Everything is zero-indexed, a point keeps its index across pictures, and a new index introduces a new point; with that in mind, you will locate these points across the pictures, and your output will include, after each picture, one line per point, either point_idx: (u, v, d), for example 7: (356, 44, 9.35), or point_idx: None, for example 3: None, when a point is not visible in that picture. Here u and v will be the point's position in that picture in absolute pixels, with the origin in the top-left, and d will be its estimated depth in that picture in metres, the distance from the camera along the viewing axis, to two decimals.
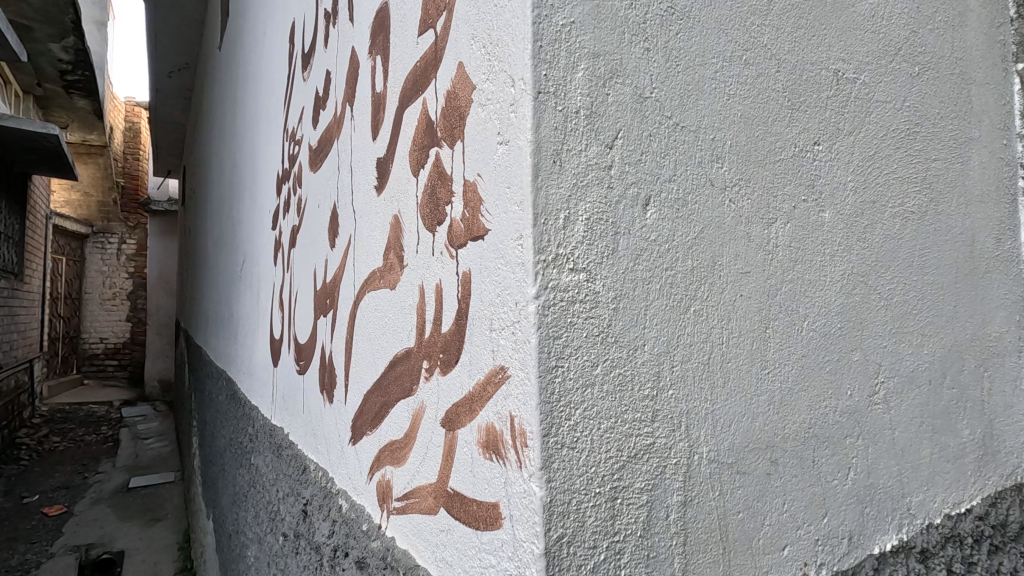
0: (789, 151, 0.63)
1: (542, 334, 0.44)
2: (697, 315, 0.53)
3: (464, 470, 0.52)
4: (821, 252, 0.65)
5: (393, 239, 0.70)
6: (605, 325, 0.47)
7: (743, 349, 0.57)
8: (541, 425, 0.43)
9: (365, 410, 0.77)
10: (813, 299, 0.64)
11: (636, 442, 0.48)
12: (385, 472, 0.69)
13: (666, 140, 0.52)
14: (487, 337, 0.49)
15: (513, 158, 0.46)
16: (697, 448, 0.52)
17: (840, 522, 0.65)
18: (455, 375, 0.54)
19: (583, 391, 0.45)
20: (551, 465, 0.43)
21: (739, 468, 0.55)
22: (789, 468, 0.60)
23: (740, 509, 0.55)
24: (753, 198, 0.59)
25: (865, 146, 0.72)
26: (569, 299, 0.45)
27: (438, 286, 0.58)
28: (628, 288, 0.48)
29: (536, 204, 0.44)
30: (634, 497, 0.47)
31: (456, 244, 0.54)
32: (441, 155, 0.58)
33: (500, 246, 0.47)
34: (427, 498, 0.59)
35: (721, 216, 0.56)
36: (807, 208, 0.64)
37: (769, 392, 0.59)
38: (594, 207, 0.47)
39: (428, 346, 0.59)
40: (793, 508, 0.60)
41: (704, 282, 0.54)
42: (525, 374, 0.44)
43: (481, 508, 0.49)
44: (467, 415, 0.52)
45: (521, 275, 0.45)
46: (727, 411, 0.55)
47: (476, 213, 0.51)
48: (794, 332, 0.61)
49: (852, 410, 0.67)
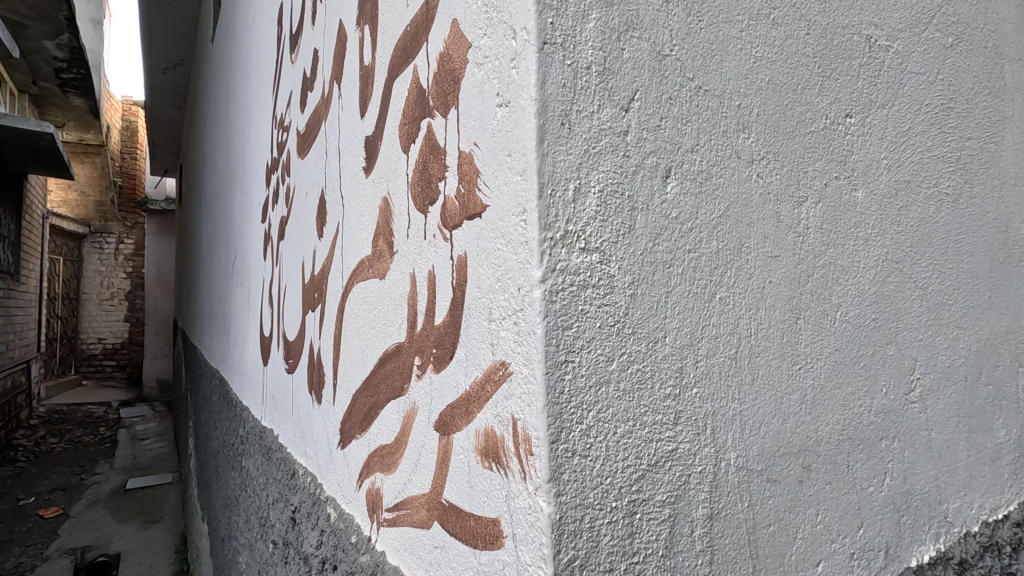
0: (820, 123, 0.56)
1: (550, 323, 0.37)
2: (723, 303, 0.47)
3: (460, 481, 0.46)
4: (854, 235, 0.59)
5: (383, 224, 0.63)
6: (622, 314, 0.41)
7: (773, 342, 0.51)
8: (548, 431, 0.37)
9: (353, 412, 0.70)
10: (845, 287, 0.58)
11: (656, 448, 0.42)
12: (375, 479, 0.63)
13: (688, 105, 0.46)
14: (485, 328, 0.43)
15: (515, 121, 0.40)
16: (724, 455, 0.46)
17: (875, 534, 0.59)
18: (450, 373, 0.48)
19: (597, 390, 0.39)
20: (561, 477, 0.37)
21: (769, 476, 0.49)
22: (823, 475, 0.54)
23: (771, 522, 0.49)
24: (783, 174, 0.53)
25: (899, 122, 0.66)
26: (580, 283, 0.39)
27: (431, 273, 0.52)
28: (646, 271, 0.42)
29: (542, 172, 0.38)
30: (655, 511, 0.41)
31: (451, 225, 0.48)
32: (433, 127, 0.52)
33: (500, 223, 0.41)
34: (420, 510, 0.52)
35: (748, 192, 0.50)
36: (839, 185, 0.58)
37: (801, 389, 0.53)
38: (608, 177, 0.41)
39: (420, 341, 0.53)
40: (827, 519, 0.54)
41: (730, 266, 0.48)
42: (530, 370, 0.38)
43: (480, 525, 0.43)
44: (464, 418, 0.46)
45: (523, 255, 0.39)
46: (756, 412, 0.49)
47: (472, 189, 0.45)
48: (826, 323, 0.55)
49: (888, 409, 0.61)
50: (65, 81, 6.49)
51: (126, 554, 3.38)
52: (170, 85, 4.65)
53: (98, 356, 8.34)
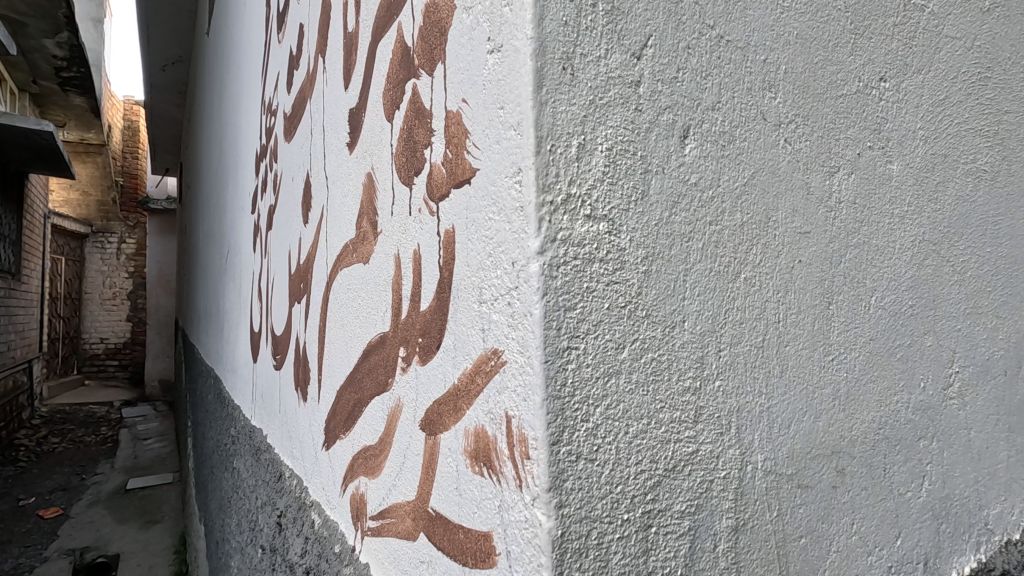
0: (852, 86, 0.50)
1: (549, 303, 0.31)
2: (748, 284, 0.41)
3: (448, 488, 0.40)
4: (889, 213, 0.53)
5: (367, 203, 0.58)
6: (634, 294, 0.35)
7: (804, 329, 0.45)
8: (548, 431, 0.31)
9: (338, 410, 0.65)
10: (880, 270, 0.52)
11: (675, 450, 0.36)
12: (359, 484, 0.57)
13: (708, 56, 0.40)
14: (475, 311, 0.37)
15: (507, 67, 0.34)
16: (750, 457, 0.40)
17: (914, 544, 0.53)
18: (437, 365, 0.42)
19: (606, 381, 0.33)
20: (563, 485, 0.31)
21: (801, 481, 0.43)
22: (858, 480, 0.48)
23: (803, 534, 0.43)
24: (813, 141, 0.47)
25: (934, 89, 0.59)
26: (586, 256, 0.33)
27: (416, 253, 0.46)
28: (662, 245, 0.36)
29: (540, 124, 0.32)
30: (673, 523, 0.35)
31: (437, 196, 0.42)
32: (418, 87, 0.46)
33: (490, 187, 0.35)
34: (405, 520, 0.47)
35: (775, 158, 0.44)
36: (873, 156, 0.52)
37: (833, 383, 0.47)
38: (617, 134, 0.35)
39: (405, 330, 0.47)
40: (863, 530, 0.48)
41: (758, 241, 0.42)
42: (526, 359, 0.32)
43: (470, 539, 0.37)
44: (452, 415, 0.40)
45: (518, 222, 0.33)
46: (785, 408, 0.43)
47: (460, 151, 0.39)
48: (860, 309, 0.49)
49: (925, 406, 0.55)
50: (66, 80, 6.42)
51: (125, 555, 3.33)
52: (169, 84, 4.59)
53: (99, 356, 8.30)
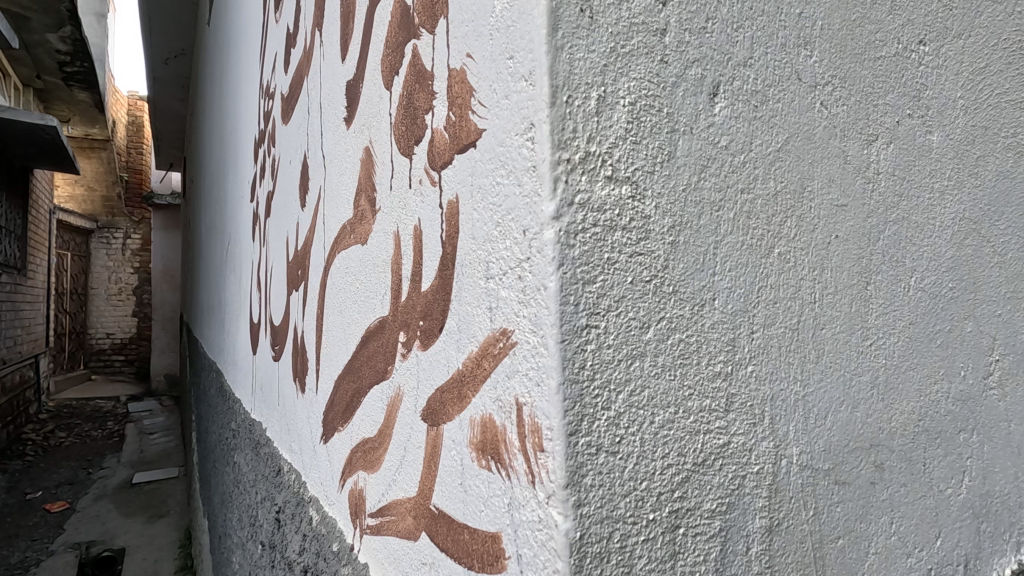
0: (891, 48, 0.46)
1: (566, 275, 0.28)
2: (783, 260, 0.37)
3: (453, 484, 0.36)
4: (928, 187, 0.49)
5: (365, 179, 0.54)
6: (660, 267, 0.31)
7: (841, 311, 0.41)
8: (565, 420, 0.27)
9: (336, 401, 0.61)
10: (920, 249, 0.48)
11: (704, 442, 0.32)
12: (358, 478, 0.54)
13: (739, 5, 0.36)
14: (481, 289, 0.33)
15: (518, 11, 0.30)
16: (785, 450, 0.36)
17: (953, 544, 0.49)
18: (439, 349, 0.38)
19: (629, 364, 0.29)
20: (582, 481, 0.28)
21: (838, 477, 0.39)
22: (897, 476, 0.44)
23: (839, 535, 0.39)
24: (850, 106, 0.42)
25: (975, 56, 0.54)
26: (607, 224, 0.29)
27: (417, 229, 0.42)
28: (689, 214, 0.32)
29: (555, 72, 0.28)
30: (702, 524, 0.32)
31: (439, 164, 0.39)
32: (418, 48, 0.42)
33: (497, 148, 0.32)
34: (406, 518, 0.43)
35: (811, 123, 0.40)
36: (912, 125, 0.48)
37: (871, 370, 0.43)
38: (641, 87, 0.31)
39: (405, 313, 0.44)
40: (902, 530, 0.44)
41: (792, 213, 0.38)
42: (540, 339, 0.28)
43: (476, 541, 0.33)
44: (456, 404, 0.36)
45: (530, 185, 0.29)
46: (822, 397, 0.39)
47: (464, 112, 0.35)
48: (898, 290, 0.45)
49: (965, 397, 0.51)
50: (70, 76, 6.40)
51: (131, 549, 3.31)
52: (171, 78, 4.56)
53: (105, 351, 8.31)
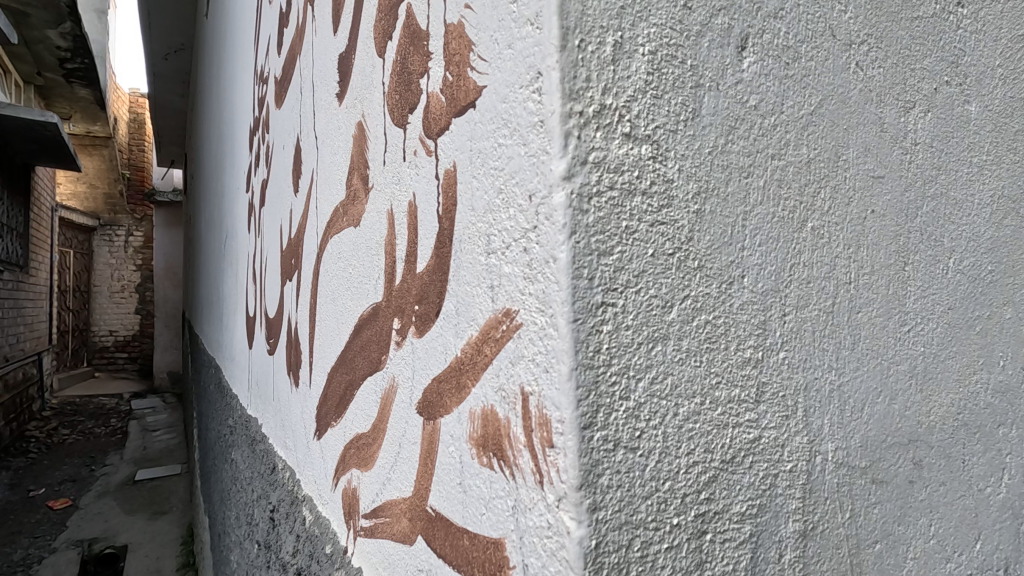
0: (928, 8, 0.42)
1: (578, 244, 0.24)
2: (817, 235, 0.34)
3: (451, 484, 0.33)
4: (967, 161, 0.45)
5: (357, 157, 0.50)
6: (685, 239, 0.27)
7: (878, 293, 0.37)
8: (577, 411, 0.24)
9: (329, 395, 0.58)
10: (958, 228, 0.44)
11: (733, 437, 0.28)
12: (352, 477, 0.50)
13: None
14: (481, 265, 0.30)
15: None
16: (819, 446, 0.33)
17: (993, 548, 0.45)
18: (436, 336, 0.35)
19: (650, 349, 0.26)
20: (597, 481, 0.24)
21: (875, 476, 0.36)
22: (936, 474, 0.41)
23: (877, 540, 0.36)
24: (886, 68, 0.39)
25: (1015, 21, 0.50)
26: (624, 187, 0.26)
27: (412, 205, 0.39)
28: (715, 179, 0.29)
29: (565, 13, 0.25)
30: (731, 529, 0.28)
31: (434, 131, 0.35)
32: (412, 6, 0.38)
33: (499, 106, 0.28)
34: (401, 519, 0.40)
35: (846, 85, 0.36)
36: (950, 93, 0.44)
37: (909, 358, 0.39)
38: (662, 34, 0.27)
39: (400, 297, 0.40)
40: (941, 532, 0.40)
41: (826, 183, 0.34)
42: (549, 319, 0.25)
43: (477, 546, 0.30)
44: (454, 394, 0.33)
45: (537, 142, 0.25)
46: (858, 388, 0.35)
47: (462, 70, 0.32)
48: (936, 271, 0.42)
49: (1005, 389, 0.47)
50: (71, 73, 6.38)
51: (133, 545, 3.29)
52: (171, 73, 4.52)
53: (109, 348, 8.31)
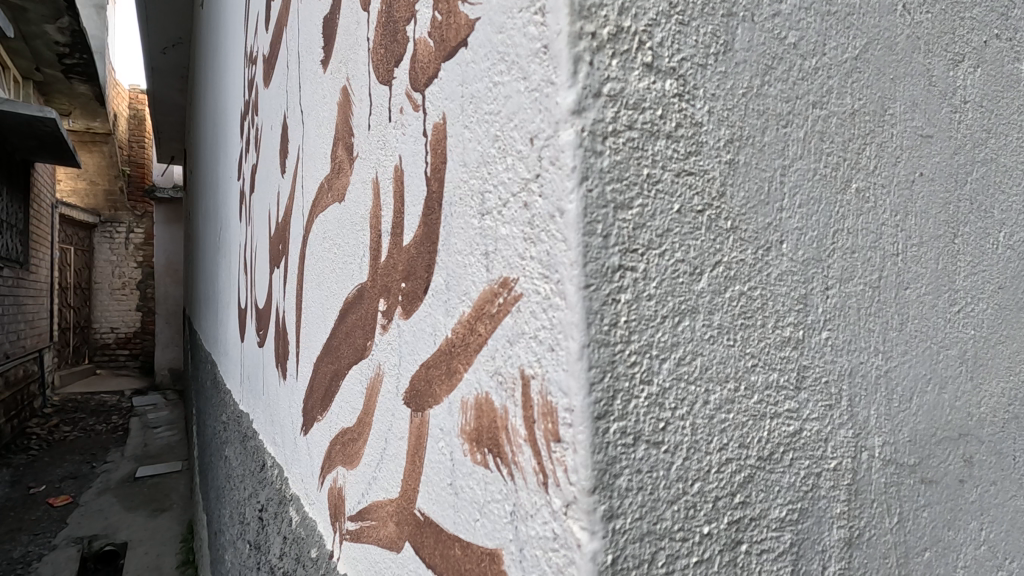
0: None
1: (590, 194, 0.20)
2: (861, 198, 0.29)
3: (441, 484, 0.29)
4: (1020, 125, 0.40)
5: (342, 125, 0.46)
6: (715, 195, 0.23)
7: (926, 268, 0.33)
8: (589, 398, 0.19)
9: (315, 387, 0.54)
10: (1009, 198, 0.39)
11: (771, 429, 0.24)
12: (337, 475, 0.46)
13: None
14: (474, 229, 0.25)
15: None
16: (866, 441, 0.28)
17: None
18: (424, 316, 0.30)
19: (676, 323, 0.22)
20: (613, 483, 0.20)
21: (925, 474, 0.31)
22: (987, 472, 0.36)
23: (927, 547, 0.31)
24: (934, 14, 0.34)
25: None
26: (645, 130, 0.21)
27: (398, 169, 0.34)
28: (751, 126, 0.24)
29: None
30: (770, 539, 0.24)
31: (422, 82, 0.31)
32: None
33: (495, 38, 0.24)
34: (388, 523, 0.36)
35: (893, 30, 0.31)
36: (1001, 48, 0.39)
37: (958, 342, 0.35)
38: None
39: (386, 275, 0.36)
40: (993, 538, 0.36)
41: (872, 139, 0.30)
42: (554, 287, 0.20)
43: (470, 557, 0.26)
44: (444, 382, 0.28)
45: (540, 73, 0.21)
46: (906, 374, 0.31)
47: (452, 5, 0.27)
48: (986, 246, 0.37)
49: None
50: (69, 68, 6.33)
51: (133, 542, 3.26)
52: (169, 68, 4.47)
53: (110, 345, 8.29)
